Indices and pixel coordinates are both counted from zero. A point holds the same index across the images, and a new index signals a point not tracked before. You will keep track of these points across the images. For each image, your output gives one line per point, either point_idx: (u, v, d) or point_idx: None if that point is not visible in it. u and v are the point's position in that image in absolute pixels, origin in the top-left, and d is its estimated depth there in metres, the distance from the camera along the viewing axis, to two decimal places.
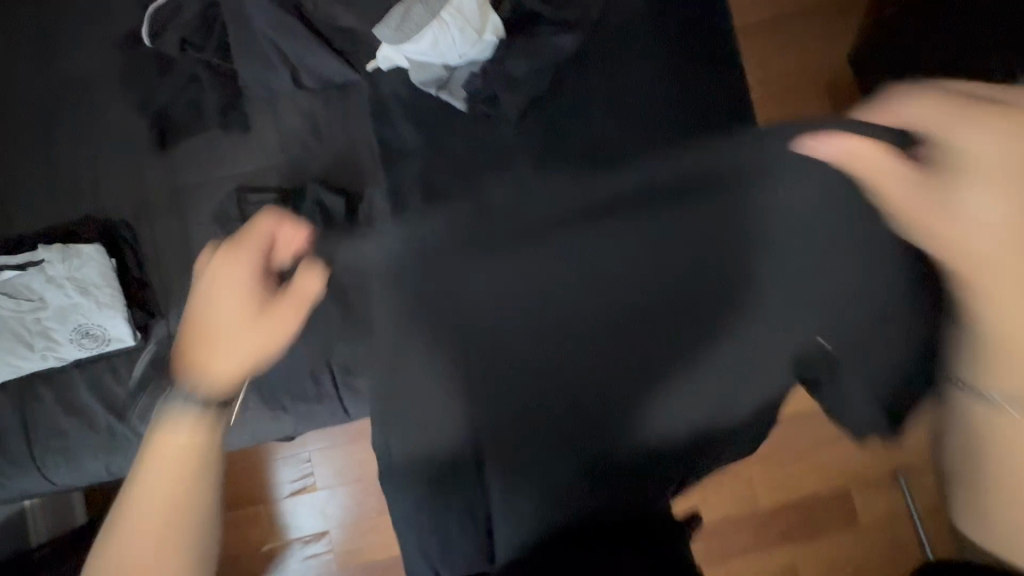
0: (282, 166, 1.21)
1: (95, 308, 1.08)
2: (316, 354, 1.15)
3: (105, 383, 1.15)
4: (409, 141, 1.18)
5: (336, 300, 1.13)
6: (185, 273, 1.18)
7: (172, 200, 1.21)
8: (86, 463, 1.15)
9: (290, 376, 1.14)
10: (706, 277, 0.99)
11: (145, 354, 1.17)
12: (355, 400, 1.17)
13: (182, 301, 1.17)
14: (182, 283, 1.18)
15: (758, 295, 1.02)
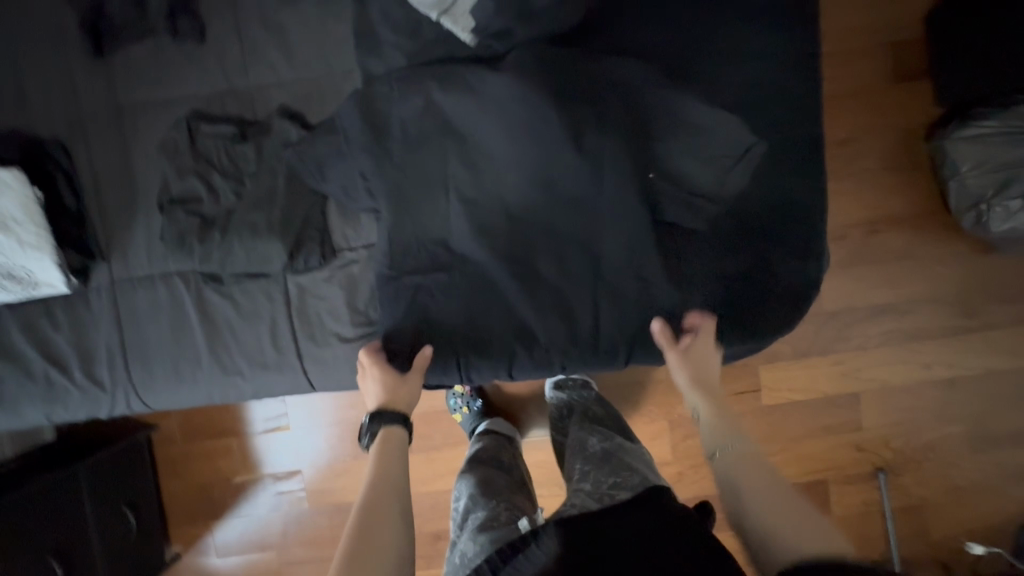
0: (245, 91, 1.01)
1: (18, 248, 0.93)
2: (278, 320, 1.01)
3: (41, 327, 1.03)
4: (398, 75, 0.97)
5: (303, 262, 0.99)
6: (127, 211, 1.01)
7: (114, 122, 1.02)
8: (25, 411, 1.05)
9: (250, 341, 1.02)
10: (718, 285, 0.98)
11: (86, 299, 1.03)
12: (322, 377, 1.03)
13: (125, 244, 1.02)
14: (125, 223, 1.02)
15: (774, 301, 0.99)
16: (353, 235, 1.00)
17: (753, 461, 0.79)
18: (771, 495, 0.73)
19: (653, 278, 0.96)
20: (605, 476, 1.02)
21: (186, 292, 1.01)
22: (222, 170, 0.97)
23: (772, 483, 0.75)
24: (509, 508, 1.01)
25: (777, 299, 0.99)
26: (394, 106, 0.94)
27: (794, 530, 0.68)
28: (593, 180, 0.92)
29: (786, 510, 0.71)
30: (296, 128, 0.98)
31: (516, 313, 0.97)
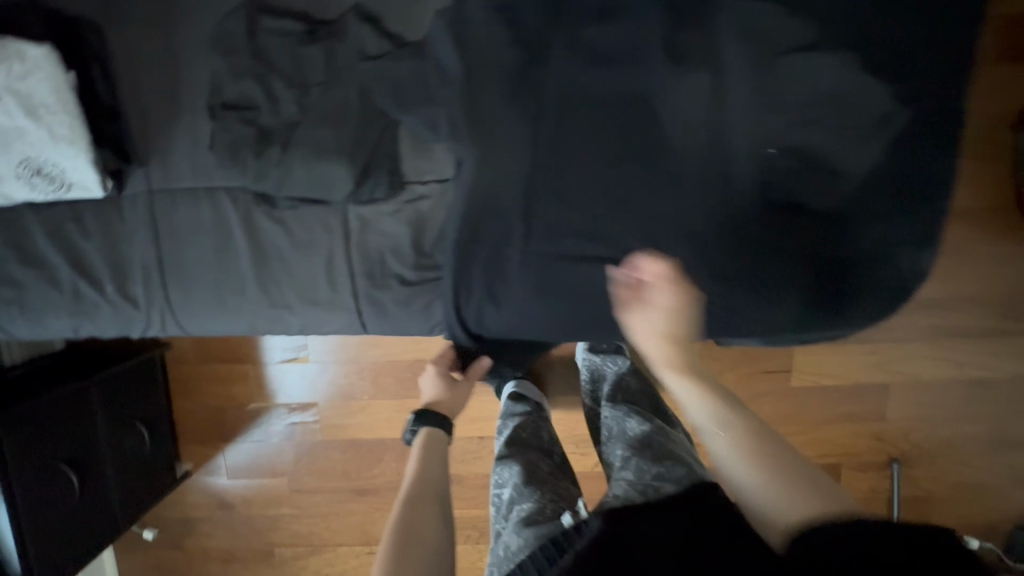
0: None
1: (48, 141, 0.81)
2: (335, 254, 0.92)
3: (70, 234, 0.93)
4: None
5: (368, 193, 0.88)
6: (171, 112, 0.89)
7: (160, 3, 0.88)
8: (50, 323, 0.97)
9: (303, 274, 0.93)
10: (812, 272, 0.89)
11: (121, 207, 0.92)
12: (376, 320, 0.95)
13: (168, 150, 0.90)
14: (168, 126, 0.90)
15: (865, 293, 0.91)
16: (425, 167, 0.89)
17: (728, 425, 0.73)
18: (762, 460, 0.70)
19: (745, 251, 0.87)
20: (650, 466, 0.97)
21: (234, 212, 0.91)
22: (284, 75, 0.85)
23: (765, 447, 0.71)
24: (553, 500, 0.95)
25: (869, 289, 0.91)
26: (489, 24, 0.81)
27: (792, 504, 0.66)
28: (699, 143, 0.85)
29: (769, 481, 0.68)
30: (372, 35, 0.85)
31: (599, 277, 0.88)
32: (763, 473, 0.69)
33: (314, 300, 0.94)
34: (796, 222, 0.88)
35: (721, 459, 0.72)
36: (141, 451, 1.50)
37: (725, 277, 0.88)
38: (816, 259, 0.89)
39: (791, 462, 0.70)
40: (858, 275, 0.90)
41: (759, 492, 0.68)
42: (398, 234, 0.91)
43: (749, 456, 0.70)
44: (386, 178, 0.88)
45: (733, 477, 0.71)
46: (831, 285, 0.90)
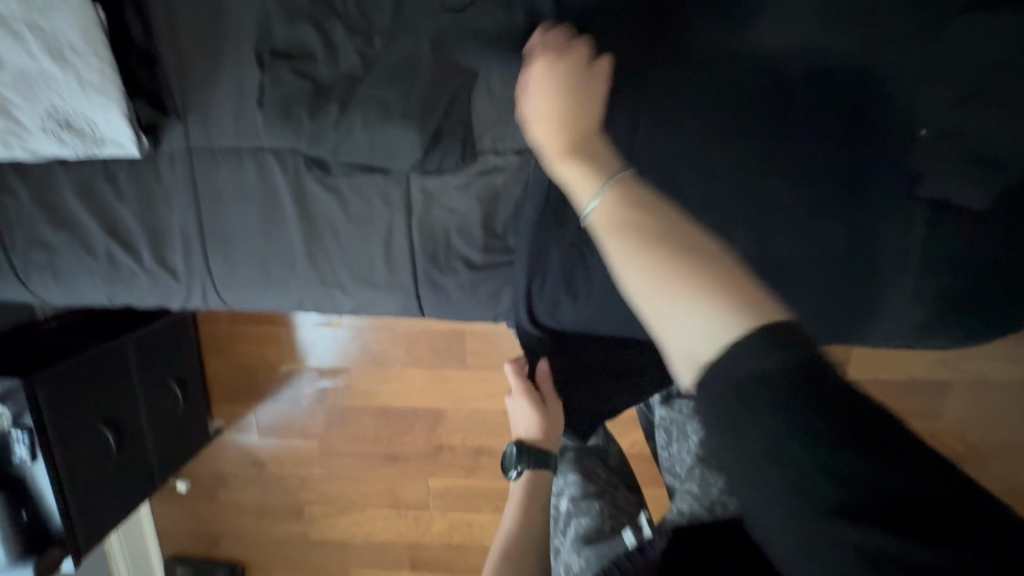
0: None
1: (76, 89, 0.70)
2: (394, 230, 0.81)
3: (103, 194, 0.83)
4: None
5: (436, 162, 0.76)
6: (213, 57, 0.77)
7: None
8: (84, 290, 0.89)
9: (357, 251, 0.83)
10: (951, 276, 0.69)
11: (158, 167, 0.82)
12: (435, 304, 0.86)
13: (209, 104, 0.79)
14: (210, 74, 0.77)
15: (1012, 309, 0.72)
16: (503, 135, 0.77)
17: (629, 232, 0.39)
18: (669, 272, 0.35)
19: (878, 251, 0.68)
20: (717, 477, 0.88)
21: (282, 176, 0.80)
22: (347, 19, 0.72)
23: (677, 266, 0.35)
24: (612, 515, 0.87)
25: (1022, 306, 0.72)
26: None
27: (732, 329, 0.33)
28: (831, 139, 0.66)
29: (689, 305, 0.35)
30: None
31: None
32: (674, 316, 0.35)
33: (367, 280, 0.84)
34: (951, 218, 0.67)
35: (636, 266, 0.37)
36: (175, 410, 1.46)
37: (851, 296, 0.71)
38: (965, 267, 0.69)
39: (705, 270, 0.35)
40: (1016, 291, 0.71)
41: (703, 334, 0.34)
42: (467, 210, 0.80)
43: (664, 271, 0.36)
44: (459, 150, 0.76)
45: (660, 301, 0.36)
46: (972, 299, 0.71)
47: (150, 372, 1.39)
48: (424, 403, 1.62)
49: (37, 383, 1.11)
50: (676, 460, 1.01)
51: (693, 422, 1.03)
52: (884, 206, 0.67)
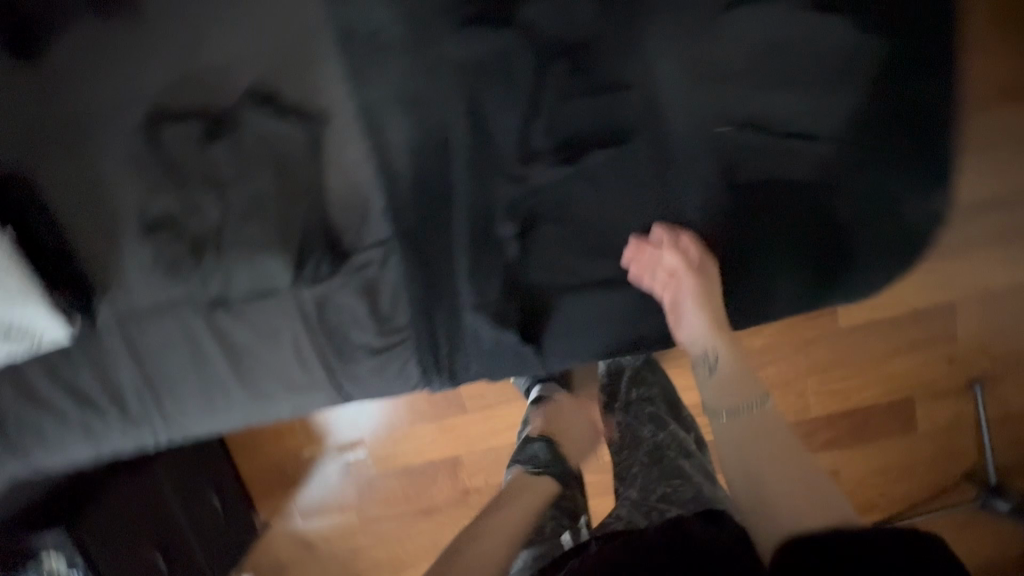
0: (204, 75, 0.81)
1: (6, 303, 0.84)
2: (299, 338, 0.90)
3: (65, 372, 0.96)
4: (385, 26, 0.76)
5: (312, 272, 0.85)
6: (112, 238, 0.89)
7: (67, 136, 0.86)
8: (73, 453, 1.02)
9: (275, 363, 0.92)
10: (823, 240, 0.77)
11: (98, 338, 0.95)
12: (356, 389, 0.94)
13: (122, 275, 0.91)
14: (116, 252, 0.90)
15: (892, 239, 0.79)
16: (362, 232, 0.85)
17: (757, 428, 0.69)
18: (782, 458, 0.66)
19: (744, 245, 0.77)
20: (655, 483, 0.98)
21: (196, 318, 0.91)
22: (199, 179, 0.82)
23: (790, 460, 0.66)
24: (556, 517, 1.00)
25: (898, 235, 0.79)
26: (387, 78, 0.77)
27: (808, 511, 0.60)
28: (643, 130, 0.74)
29: (804, 480, 0.63)
30: (272, 115, 0.80)
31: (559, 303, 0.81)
32: (795, 493, 0.62)
33: (291, 384, 0.94)
34: (792, 192, 0.76)
35: (769, 451, 0.67)
36: (217, 520, 1.34)
37: (702, 264, 0.75)
38: (826, 227, 0.77)
39: (805, 473, 0.65)
40: (884, 223, 0.78)
41: (801, 493, 0.62)
42: (354, 306, 0.88)
43: (770, 452, 0.67)
44: (326, 261, 0.85)
45: (777, 475, 0.64)
46: (851, 248, 0.78)
47: (185, 492, 1.26)
48: (438, 453, 1.52)
49: (79, 530, 1.01)
50: (627, 465, 1.08)
51: (645, 428, 1.12)
52: (705, 170, 0.75)
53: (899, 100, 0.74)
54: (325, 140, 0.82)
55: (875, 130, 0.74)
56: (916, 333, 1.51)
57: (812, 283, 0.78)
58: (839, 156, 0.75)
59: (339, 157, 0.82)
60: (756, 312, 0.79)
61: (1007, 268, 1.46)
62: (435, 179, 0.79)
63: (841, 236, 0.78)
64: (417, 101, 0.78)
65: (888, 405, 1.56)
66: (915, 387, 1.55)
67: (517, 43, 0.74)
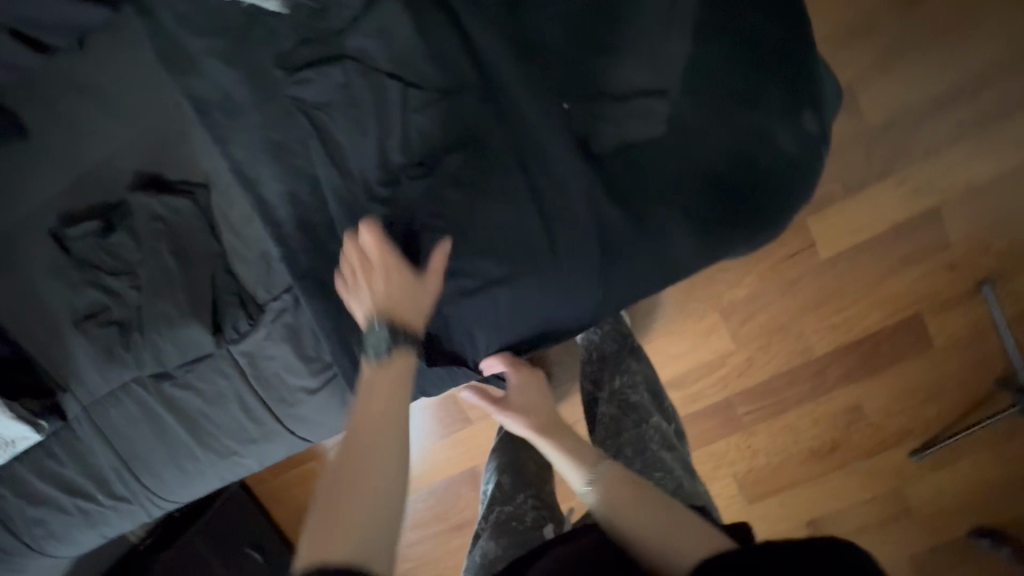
0: (95, 175, 0.87)
1: None
2: (242, 393, 0.95)
3: (53, 468, 1.03)
4: (231, 88, 0.79)
5: (234, 330, 0.89)
6: (59, 338, 0.96)
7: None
8: (82, 539, 1.10)
9: (227, 421, 0.97)
10: (698, 186, 0.76)
11: (74, 431, 1.02)
12: (308, 429, 0.98)
13: (76, 371, 0.98)
14: (66, 350, 0.97)
15: (780, 169, 0.76)
16: (271, 282, 0.89)
17: (614, 479, 0.83)
18: (631, 493, 0.80)
19: (615, 210, 0.77)
20: (638, 473, 1.03)
21: (149, 395, 0.97)
22: (112, 268, 0.87)
23: (636, 492, 0.79)
24: (535, 508, 0.96)
25: (789, 160, 0.75)
26: (248, 135, 0.81)
27: (655, 528, 0.73)
28: (493, 125, 0.75)
29: (647, 506, 0.77)
30: (156, 196, 0.84)
31: (478, 314, 0.83)
32: (643, 517, 0.75)
33: (247, 437, 0.98)
34: (650, 148, 0.76)
35: (619, 493, 0.80)
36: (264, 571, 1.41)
37: (572, 240, 0.77)
38: (696, 173, 0.76)
39: (649, 498, 0.78)
40: (766, 150, 0.75)
41: (655, 517, 0.75)
42: (282, 352, 0.92)
43: (624, 492, 0.80)
44: (244, 316, 0.89)
45: (630, 508, 0.78)
46: (733, 187, 0.76)
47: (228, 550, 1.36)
48: (455, 466, 1.61)
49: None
50: (608, 453, 1.08)
51: (628, 417, 1.13)
52: (558, 151, 0.75)
53: (738, 34, 0.73)
54: (215, 205, 0.86)
55: (718, 69, 0.74)
56: (903, 246, 1.43)
57: (692, 237, 0.77)
58: (685, 102, 0.75)
59: (231, 218, 0.86)
60: (651, 268, 0.79)
61: (985, 156, 1.36)
62: (320, 217, 0.82)
63: (716, 180, 0.76)
64: (280, 151, 0.81)
65: (892, 325, 1.49)
66: (919, 303, 1.46)
67: (353, 71, 0.74)
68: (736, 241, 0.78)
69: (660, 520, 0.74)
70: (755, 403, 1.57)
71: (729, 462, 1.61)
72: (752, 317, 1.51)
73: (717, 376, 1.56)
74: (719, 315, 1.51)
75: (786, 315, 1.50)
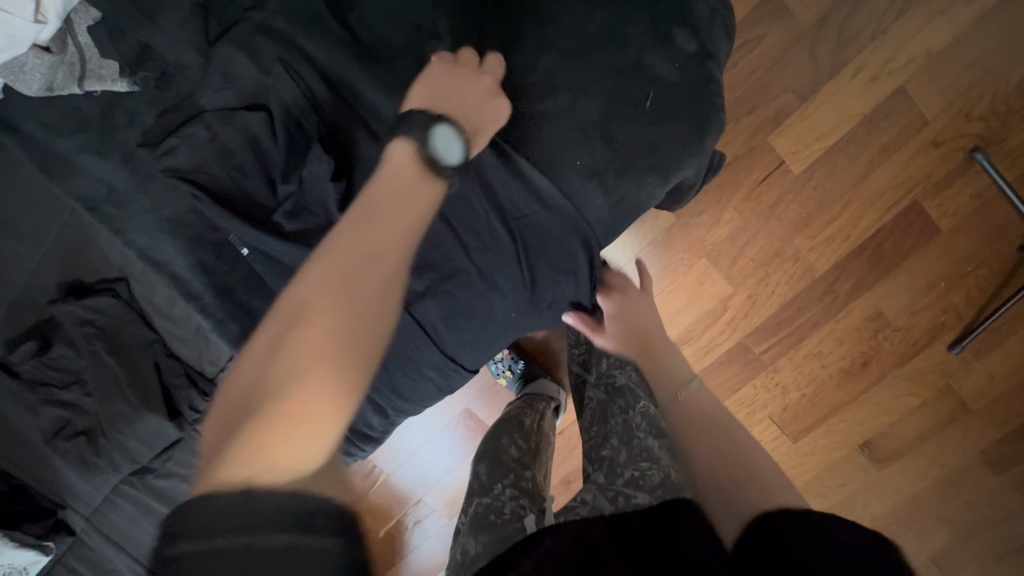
0: (21, 297, 0.87)
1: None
2: None
3: None
4: (112, 178, 0.79)
5: (194, 409, 0.90)
6: (42, 458, 0.98)
7: None
8: None
9: None
10: (588, 147, 0.72)
11: (86, 542, 1.04)
12: None
13: (67, 485, 0.99)
14: (51, 468, 0.98)
15: (674, 106, 0.71)
16: (215, 355, 0.89)
17: (716, 436, 0.89)
18: (730, 455, 0.85)
19: (514, 194, 0.74)
20: (623, 466, 0.86)
21: (138, 490, 0.98)
22: (62, 382, 0.88)
23: (736, 453, 0.86)
24: (513, 498, 0.93)
25: (680, 97, 0.71)
26: (144, 219, 0.80)
27: (764, 489, 0.78)
28: (367, 143, 0.73)
29: (749, 470, 0.82)
30: (79, 302, 0.85)
31: (415, 335, 0.80)
32: (748, 478, 0.81)
33: None
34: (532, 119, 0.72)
35: (718, 450, 0.86)
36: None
37: (485, 234, 0.76)
38: (587, 134, 0.71)
39: (750, 460, 0.85)
40: (655, 92, 0.71)
41: (758, 475, 0.81)
42: None
43: (724, 451, 0.86)
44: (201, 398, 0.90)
45: (730, 466, 0.83)
46: (629, 140, 0.72)
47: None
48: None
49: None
50: (596, 442, 1.00)
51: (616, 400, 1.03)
52: None
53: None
54: (142, 295, 0.87)
55: (576, 18, 0.70)
56: (875, 136, 1.34)
57: (603, 197, 0.74)
58: (553, 60, 0.70)
59: (158, 305, 0.87)
60: (566, 243, 0.76)
61: (935, 20, 1.27)
62: (239, 279, 0.81)
63: (608, 138, 0.71)
64: (176, 226, 0.80)
65: (891, 221, 1.39)
66: (912, 190, 1.37)
67: (220, 129, 0.73)
68: (645, 193, 0.75)
69: (764, 481, 0.80)
70: (770, 339, 1.49)
71: (761, 405, 1.53)
72: (742, 252, 1.44)
73: (723, 322, 1.49)
74: (707, 259, 1.44)
75: (777, 239, 1.42)
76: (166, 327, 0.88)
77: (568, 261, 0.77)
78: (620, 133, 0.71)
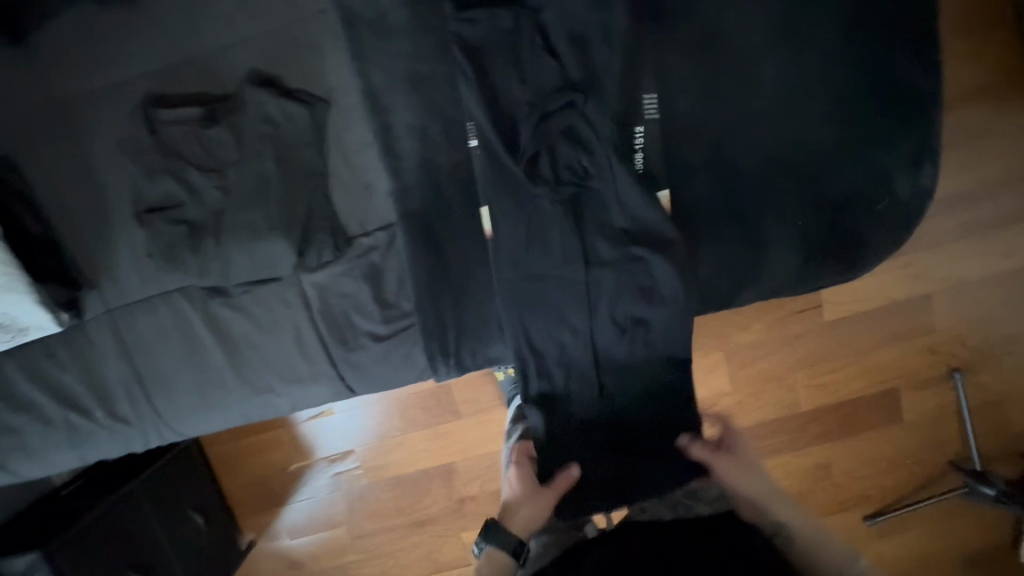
0: (203, 59, 0.81)
1: None
2: (301, 328, 0.88)
3: (49, 368, 0.91)
4: (390, 8, 0.76)
5: (316, 256, 0.84)
6: (104, 227, 0.86)
7: (63, 122, 0.84)
8: (55, 459, 0.96)
9: (276, 355, 0.90)
10: (812, 211, 0.81)
11: (87, 333, 0.91)
12: (360, 380, 0.92)
13: (112, 267, 0.88)
14: (105, 243, 0.87)
15: (889, 218, 0.82)
16: (366, 216, 0.85)
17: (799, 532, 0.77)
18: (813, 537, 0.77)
19: (734, 216, 0.81)
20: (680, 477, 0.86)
21: (192, 309, 0.88)
22: (198, 163, 0.81)
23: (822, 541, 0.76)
24: (570, 508, 0.87)
25: (896, 211, 0.82)
26: (393, 58, 0.78)
27: None
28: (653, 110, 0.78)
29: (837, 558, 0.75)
30: (275, 98, 0.79)
31: (579, 296, 0.82)
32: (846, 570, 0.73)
33: (291, 374, 0.91)
34: (783, 167, 0.80)
35: (803, 535, 0.77)
36: (200, 540, 1.32)
37: (695, 232, 0.81)
38: (816, 201, 0.80)
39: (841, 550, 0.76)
40: (881, 199, 0.81)
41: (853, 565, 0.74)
42: (359, 290, 0.87)
43: (809, 538, 0.77)
44: (330, 255, 0.84)
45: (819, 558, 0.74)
46: (844, 224, 0.81)
47: (167, 505, 1.27)
48: (431, 460, 1.42)
49: (56, 553, 1.06)
50: None
51: None
52: (694, 151, 0.80)
53: (888, 82, 0.78)
54: (334, 126, 0.83)
55: (864, 108, 0.79)
56: (897, 322, 1.43)
57: (799, 262, 0.82)
58: (824, 131, 0.79)
59: (344, 141, 0.83)
60: (747, 278, 0.83)
61: (976, 258, 1.39)
62: (449, 159, 0.80)
63: (831, 213, 0.81)
64: (422, 84, 0.78)
65: (876, 395, 1.47)
66: (901, 378, 1.47)
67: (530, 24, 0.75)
68: (834, 273, 0.83)
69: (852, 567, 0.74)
70: None
71: None
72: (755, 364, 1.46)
73: (708, 414, 1.47)
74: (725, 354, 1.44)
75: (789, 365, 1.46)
76: (337, 167, 0.84)
77: (738, 295, 0.84)
78: (839, 215, 0.81)
